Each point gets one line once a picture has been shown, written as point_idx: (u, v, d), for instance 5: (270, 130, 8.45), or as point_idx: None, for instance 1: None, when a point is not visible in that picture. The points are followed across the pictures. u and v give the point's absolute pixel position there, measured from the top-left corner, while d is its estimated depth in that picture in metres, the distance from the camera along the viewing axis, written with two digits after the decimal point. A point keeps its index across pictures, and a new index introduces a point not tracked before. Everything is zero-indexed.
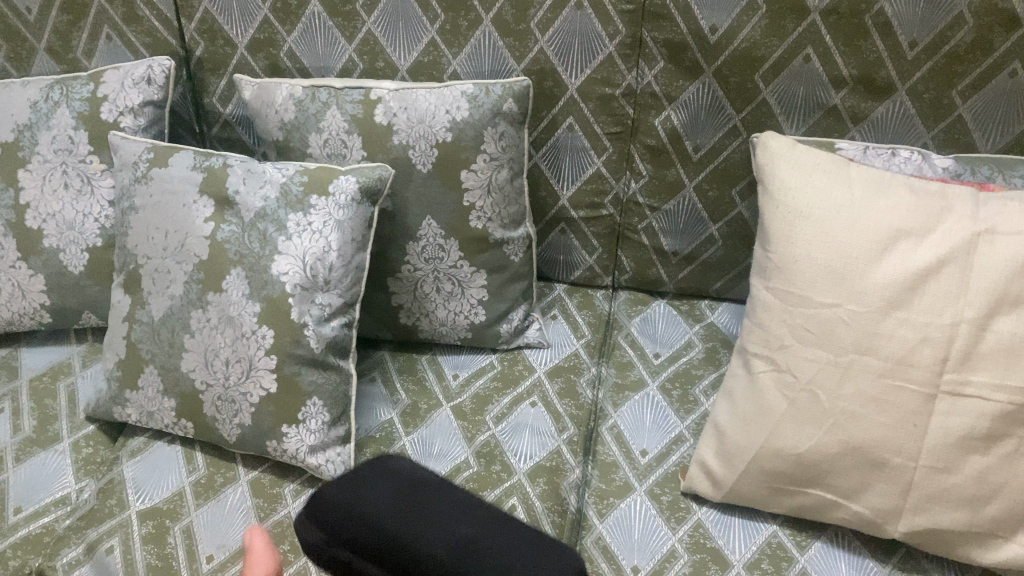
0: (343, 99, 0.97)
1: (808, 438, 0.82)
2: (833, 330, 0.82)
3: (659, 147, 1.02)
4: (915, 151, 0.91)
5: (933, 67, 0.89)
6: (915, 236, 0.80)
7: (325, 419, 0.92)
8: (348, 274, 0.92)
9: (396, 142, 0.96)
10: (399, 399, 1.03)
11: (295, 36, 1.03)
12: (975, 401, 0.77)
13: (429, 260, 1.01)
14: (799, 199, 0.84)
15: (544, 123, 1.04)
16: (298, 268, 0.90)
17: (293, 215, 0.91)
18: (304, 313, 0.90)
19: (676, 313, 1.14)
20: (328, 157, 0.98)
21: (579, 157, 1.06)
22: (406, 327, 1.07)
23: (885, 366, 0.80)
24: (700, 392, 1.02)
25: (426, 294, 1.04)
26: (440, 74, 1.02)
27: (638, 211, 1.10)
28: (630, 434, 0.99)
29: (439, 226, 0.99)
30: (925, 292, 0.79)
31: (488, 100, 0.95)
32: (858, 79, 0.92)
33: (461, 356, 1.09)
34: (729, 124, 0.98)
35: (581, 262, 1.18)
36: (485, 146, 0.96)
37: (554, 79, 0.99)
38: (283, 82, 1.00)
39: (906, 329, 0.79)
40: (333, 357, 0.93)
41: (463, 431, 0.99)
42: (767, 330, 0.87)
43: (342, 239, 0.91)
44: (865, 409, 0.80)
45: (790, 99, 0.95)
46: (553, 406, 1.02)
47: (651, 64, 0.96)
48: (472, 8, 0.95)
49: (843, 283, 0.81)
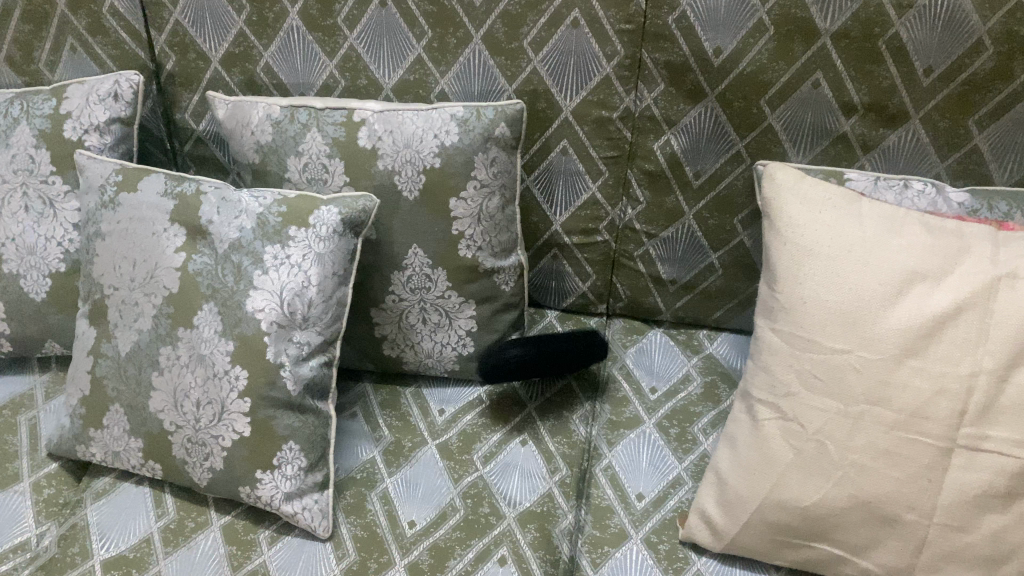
0: (324, 121, 0.91)
1: (815, 490, 0.78)
2: (843, 378, 0.77)
3: (658, 172, 0.97)
4: (928, 183, 0.86)
5: (950, 94, 0.84)
6: (931, 279, 0.75)
7: (302, 464, 0.87)
8: (328, 310, 0.87)
9: (381, 167, 0.90)
10: (382, 435, 0.98)
11: (272, 51, 0.96)
12: (994, 457, 0.73)
13: (414, 290, 0.96)
14: (808, 237, 0.79)
15: (537, 146, 0.98)
16: (275, 305, 0.84)
17: (270, 247, 0.85)
18: (280, 352, 0.85)
19: (673, 343, 1.10)
20: (308, 182, 0.92)
21: (574, 181, 1.01)
22: (389, 359, 1.02)
23: (898, 418, 0.75)
24: (698, 430, 0.98)
25: (412, 326, 0.98)
26: (426, 92, 0.96)
27: (635, 238, 1.04)
28: (626, 475, 0.94)
29: (425, 255, 0.93)
30: (942, 340, 0.74)
31: (479, 125, 0.89)
32: (869, 106, 0.86)
33: (447, 390, 1.05)
34: (733, 150, 0.93)
35: (574, 288, 1.13)
36: (476, 173, 0.90)
37: (548, 101, 0.94)
38: (259, 101, 0.94)
39: (921, 379, 0.74)
40: (310, 398, 0.88)
41: (451, 471, 0.94)
42: (772, 374, 0.82)
43: (322, 274, 0.85)
44: (877, 462, 0.76)
45: (797, 126, 0.90)
46: (543, 445, 0.98)
47: (650, 87, 0.90)
48: (461, 24, 0.90)
49: (854, 329, 0.76)
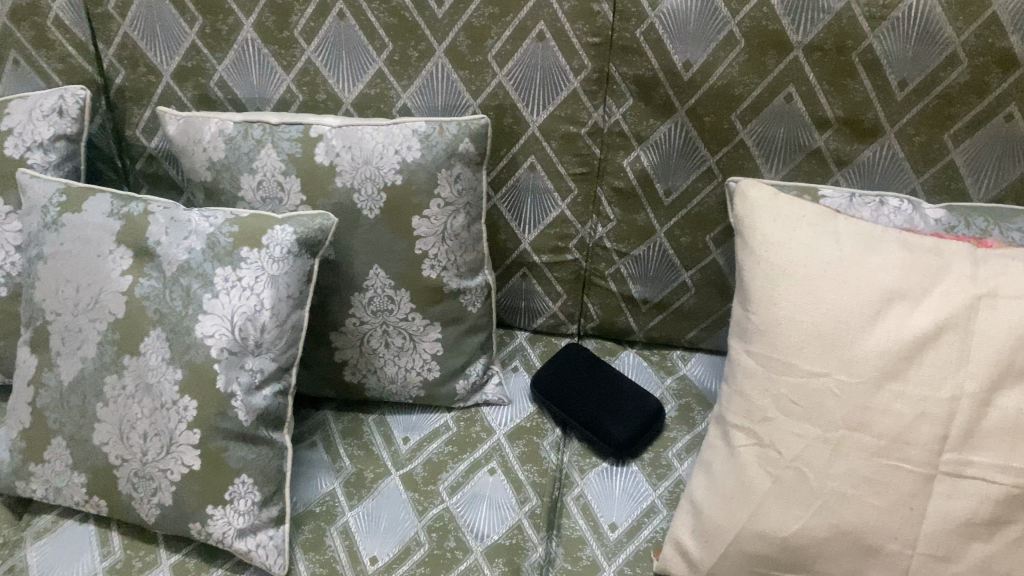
0: (279, 137, 0.87)
1: (794, 520, 0.74)
2: (821, 402, 0.74)
3: (628, 189, 0.94)
4: (904, 200, 0.84)
5: (925, 108, 0.82)
6: (910, 298, 0.73)
7: (256, 498, 0.82)
8: (282, 335, 0.83)
9: (339, 184, 0.86)
10: (343, 466, 0.94)
11: (226, 65, 0.92)
12: (978, 484, 0.70)
13: (376, 312, 0.91)
14: (783, 255, 0.77)
15: (504, 162, 0.95)
16: (226, 330, 0.81)
17: (221, 269, 0.82)
18: (230, 380, 0.81)
19: (646, 364, 1.07)
20: (263, 201, 0.87)
21: (542, 199, 0.97)
22: (351, 385, 0.97)
23: (879, 444, 0.72)
24: (673, 456, 0.95)
25: (374, 349, 0.94)
26: (388, 107, 0.92)
27: (605, 256, 1.01)
28: (598, 505, 0.90)
29: (387, 276, 0.89)
30: (923, 361, 0.71)
31: (441, 140, 0.85)
32: (844, 120, 0.84)
33: (412, 417, 1.01)
34: (705, 166, 0.90)
35: (545, 308, 1.09)
36: (439, 190, 0.87)
37: (514, 116, 0.90)
38: (212, 117, 0.90)
39: (902, 403, 0.71)
40: (263, 428, 0.83)
41: (415, 503, 0.90)
42: (748, 398, 0.79)
43: (276, 297, 0.81)
44: (858, 490, 0.73)
45: (769, 141, 0.87)
46: (512, 473, 0.94)
47: (619, 102, 0.88)
48: (423, 37, 0.86)
49: (832, 351, 0.74)
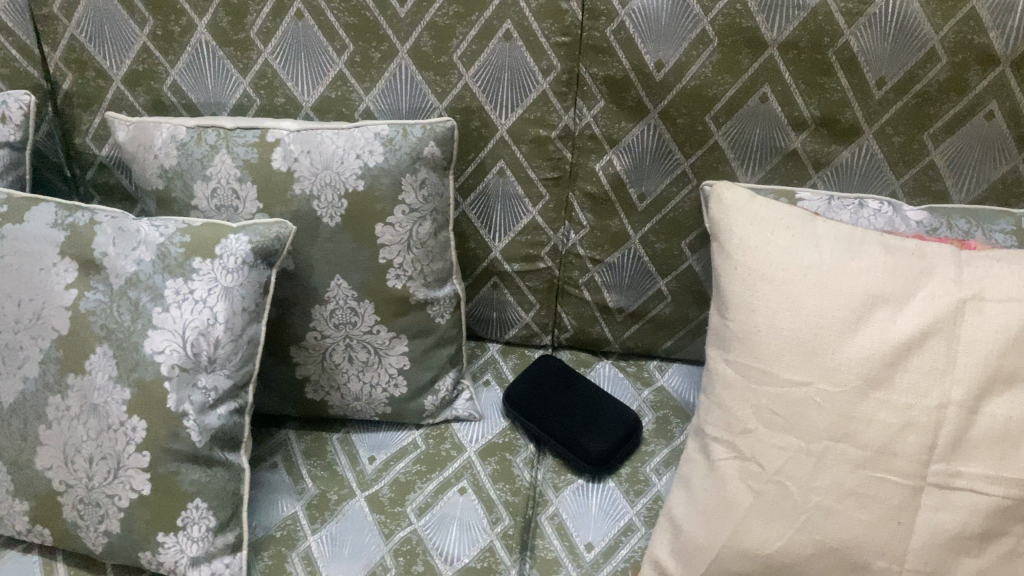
0: (234, 142, 0.83)
1: (777, 536, 0.71)
2: (803, 412, 0.71)
3: (601, 195, 0.91)
4: (884, 202, 0.82)
5: (904, 108, 0.79)
6: (893, 303, 0.70)
7: (210, 524, 0.78)
8: (238, 351, 0.78)
9: (298, 191, 0.82)
10: (305, 488, 0.90)
11: (179, 68, 0.88)
12: (967, 496, 0.67)
13: (339, 325, 0.87)
14: (761, 260, 0.73)
15: (472, 167, 0.91)
16: (177, 345, 0.76)
17: (172, 282, 0.77)
18: (182, 399, 0.76)
19: (622, 376, 1.04)
20: (217, 209, 0.83)
21: (512, 206, 0.94)
22: (314, 402, 0.93)
23: (864, 455, 0.69)
24: (651, 471, 0.92)
25: (337, 364, 0.90)
26: (350, 111, 0.89)
27: (579, 264, 0.98)
28: (573, 524, 0.86)
29: (350, 287, 0.85)
30: (908, 368, 0.68)
31: (405, 144, 0.82)
32: (821, 120, 0.81)
33: (379, 435, 0.96)
34: (679, 170, 0.87)
35: (517, 320, 1.05)
36: (404, 197, 0.83)
37: (481, 119, 0.87)
38: (164, 122, 0.85)
39: (887, 412, 0.68)
40: (218, 449, 0.79)
41: (381, 526, 0.86)
42: (727, 410, 0.75)
43: (230, 309, 0.77)
44: (843, 504, 0.69)
45: (745, 142, 0.84)
46: (484, 493, 0.90)
47: (590, 103, 0.84)
48: (385, 37, 0.82)
49: (814, 359, 0.70)
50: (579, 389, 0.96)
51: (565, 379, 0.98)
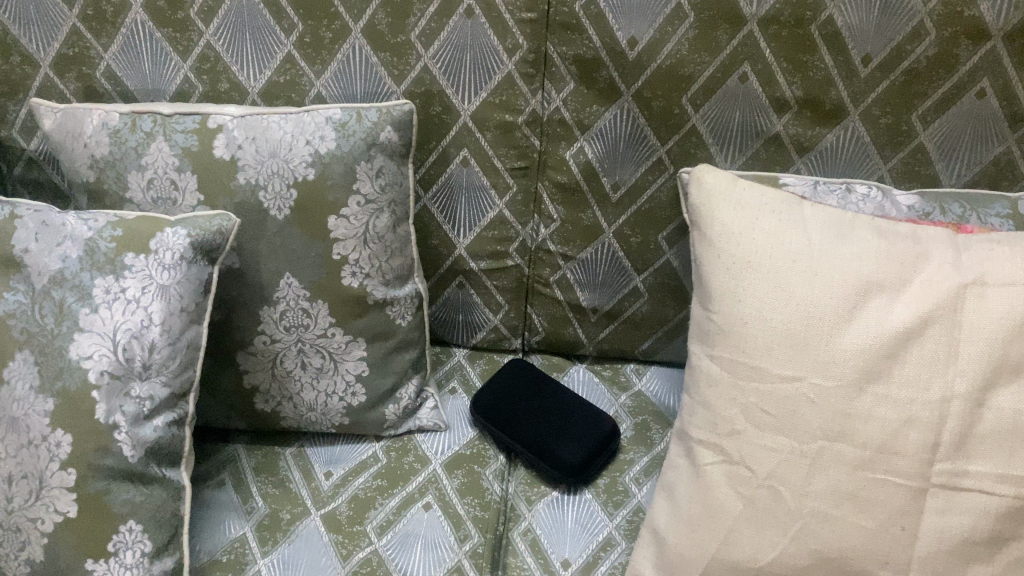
0: (172, 128, 0.76)
1: (770, 547, 0.65)
2: (795, 410, 0.65)
3: (572, 185, 0.85)
4: (872, 186, 0.77)
5: (890, 86, 0.75)
6: (889, 290, 0.64)
7: (146, 548, 0.70)
8: (176, 356, 0.71)
9: (242, 181, 0.75)
10: (254, 507, 0.82)
11: (112, 51, 0.81)
12: (975, 497, 0.62)
13: (290, 328, 0.80)
14: (745, 246, 0.67)
15: (433, 157, 0.85)
16: (107, 350, 0.69)
17: (101, 280, 0.70)
18: (113, 410, 0.69)
19: (597, 380, 0.98)
20: (154, 202, 0.76)
21: (477, 198, 0.88)
22: (265, 414, 0.86)
23: (863, 455, 0.63)
24: (630, 480, 0.86)
25: (288, 372, 0.83)
26: (300, 97, 0.82)
27: (550, 261, 0.92)
28: (548, 540, 0.80)
29: (301, 285, 0.78)
30: (907, 359, 0.63)
31: (359, 129, 0.75)
32: (804, 101, 0.77)
33: (335, 448, 0.89)
34: (654, 157, 0.82)
35: (484, 322, 0.99)
36: (359, 186, 0.76)
37: (442, 104, 0.81)
38: (95, 108, 0.78)
39: (886, 408, 0.63)
40: (154, 465, 0.72)
41: (339, 547, 0.78)
42: (712, 409, 0.69)
43: (167, 310, 0.70)
44: (840, 510, 0.64)
45: (724, 125, 0.79)
46: (451, 509, 0.83)
47: (559, 86, 0.78)
48: (336, 15, 0.76)
49: (805, 352, 0.65)
50: (551, 392, 0.90)
51: (536, 382, 0.92)
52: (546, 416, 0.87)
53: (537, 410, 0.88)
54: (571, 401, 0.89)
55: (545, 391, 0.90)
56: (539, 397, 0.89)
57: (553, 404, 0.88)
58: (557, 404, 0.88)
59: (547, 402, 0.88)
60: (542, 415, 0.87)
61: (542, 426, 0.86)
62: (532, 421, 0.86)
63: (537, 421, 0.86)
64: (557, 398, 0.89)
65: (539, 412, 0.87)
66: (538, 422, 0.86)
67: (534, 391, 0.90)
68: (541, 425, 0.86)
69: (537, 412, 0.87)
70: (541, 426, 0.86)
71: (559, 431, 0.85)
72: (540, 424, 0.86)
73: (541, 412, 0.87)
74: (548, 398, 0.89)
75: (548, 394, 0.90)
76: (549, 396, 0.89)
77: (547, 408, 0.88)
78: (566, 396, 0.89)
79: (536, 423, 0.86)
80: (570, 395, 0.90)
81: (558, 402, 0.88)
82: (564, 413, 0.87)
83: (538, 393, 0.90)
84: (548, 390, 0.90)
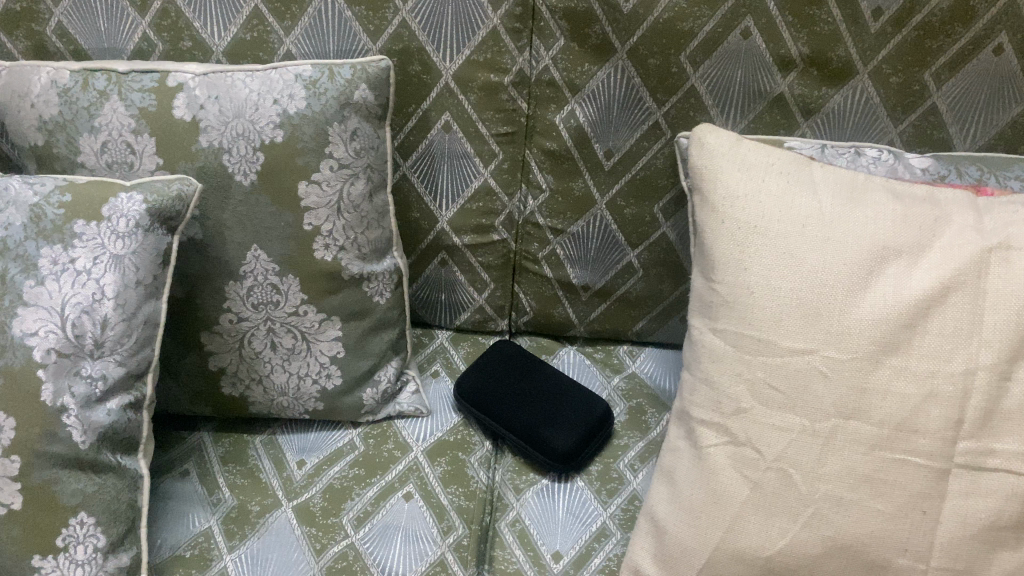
0: (127, 87, 0.70)
1: (778, 534, 0.60)
2: (806, 387, 0.59)
3: (562, 152, 0.79)
4: (883, 150, 0.72)
5: (903, 42, 0.69)
6: (905, 256, 0.58)
7: (99, 543, 0.65)
8: (131, 333, 0.65)
9: (204, 144, 0.69)
10: (221, 499, 0.76)
11: (64, 6, 0.75)
12: (1003, 479, 0.56)
13: (258, 306, 0.74)
14: (750, 210, 0.62)
15: (413, 122, 0.79)
16: (54, 326, 0.62)
17: (48, 250, 0.63)
18: (61, 391, 0.62)
19: (589, 362, 0.93)
20: (108, 167, 0.70)
21: (460, 167, 0.82)
22: (233, 398, 0.80)
23: (881, 434, 0.58)
24: (625, 466, 0.80)
25: (257, 353, 0.77)
26: (268, 56, 0.76)
27: (538, 235, 0.87)
28: (538, 531, 0.75)
29: (270, 258, 0.73)
30: (927, 330, 0.57)
31: (332, 87, 0.69)
32: (810, 59, 0.71)
33: (309, 436, 0.83)
34: (650, 121, 0.76)
35: (469, 302, 0.94)
36: (332, 149, 0.70)
37: (422, 63, 0.75)
38: (43, 65, 0.72)
39: (904, 383, 0.57)
40: (107, 452, 0.66)
41: (312, 541, 0.73)
42: (714, 386, 0.63)
43: (121, 282, 0.64)
44: (857, 493, 0.58)
45: (724, 86, 0.74)
46: (433, 498, 0.77)
47: (548, 43, 0.73)
48: None
49: (817, 323, 0.59)
50: (541, 374, 0.84)
51: (524, 363, 0.86)
52: (535, 399, 0.81)
53: (525, 392, 0.82)
54: (562, 383, 0.83)
55: (534, 372, 0.85)
56: (528, 378, 0.84)
57: (543, 386, 0.83)
58: (547, 386, 0.83)
59: (537, 385, 0.83)
60: (531, 397, 0.81)
61: (530, 409, 0.80)
62: (519, 404, 0.81)
63: (524, 404, 0.81)
64: (547, 380, 0.84)
65: (527, 395, 0.82)
66: (527, 406, 0.81)
67: (523, 373, 0.85)
68: (530, 408, 0.80)
69: (525, 394, 0.82)
70: (529, 410, 0.80)
71: (549, 415, 0.79)
72: (529, 408, 0.80)
73: (530, 394, 0.82)
74: (538, 380, 0.84)
75: (537, 376, 0.84)
76: (539, 378, 0.84)
77: (536, 390, 0.82)
78: (556, 378, 0.84)
79: (524, 407, 0.80)
80: (560, 377, 0.84)
81: (548, 385, 0.83)
82: (555, 396, 0.82)
83: (527, 374, 0.85)
84: (538, 372, 0.85)
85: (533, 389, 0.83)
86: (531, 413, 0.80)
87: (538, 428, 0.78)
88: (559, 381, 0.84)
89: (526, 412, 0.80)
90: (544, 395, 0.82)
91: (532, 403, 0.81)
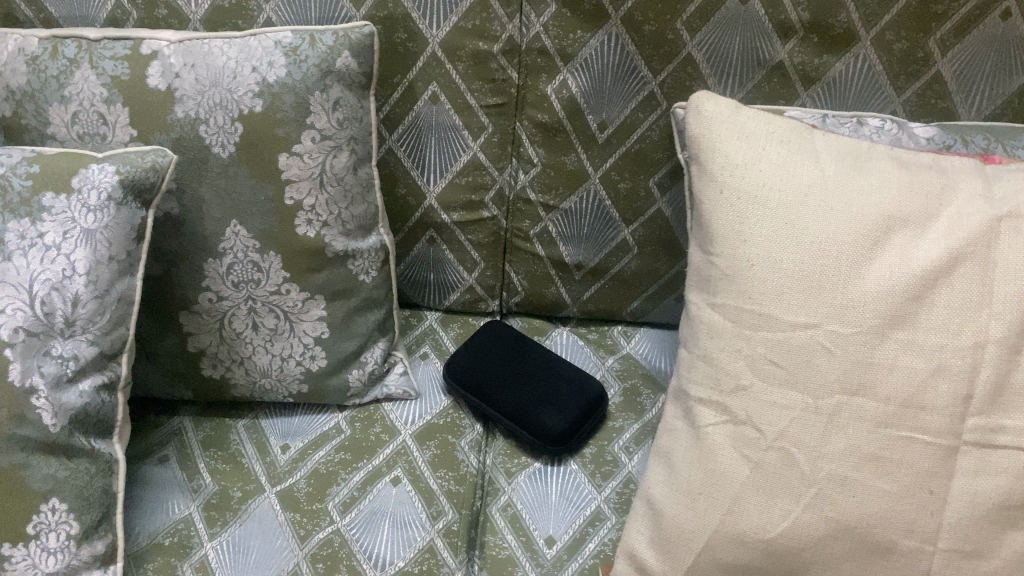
0: (99, 54, 0.67)
1: (780, 516, 0.57)
2: (809, 362, 0.56)
3: (554, 124, 0.77)
4: (886, 119, 0.70)
5: (907, 7, 0.67)
6: (912, 225, 0.55)
7: (72, 531, 0.62)
8: (104, 311, 0.62)
9: (181, 115, 0.66)
10: (201, 484, 0.74)
11: None
12: (1013, 457, 0.53)
13: (239, 284, 0.72)
14: (751, 178, 0.58)
15: (399, 93, 0.76)
16: (22, 304, 0.59)
17: (14, 224, 0.60)
18: (29, 371, 0.59)
19: (582, 343, 0.91)
20: (80, 139, 0.67)
21: (448, 140, 0.79)
22: (215, 381, 0.77)
23: (887, 410, 0.54)
24: (620, 448, 0.78)
25: (238, 333, 0.74)
26: (248, 24, 0.73)
27: (530, 212, 0.84)
28: (530, 516, 0.72)
29: (250, 234, 0.70)
30: (935, 303, 0.54)
31: (313, 54, 0.66)
32: (811, 25, 0.69)
33: (294, 420, 0.81)
34: (644, 91, 0.74)
35: (458, 282, 0.91)
36: (313, 120, 0.68)
37: (407, 31, 0.72)
38: (10, 32, 0.68)
39: (911, 357, 0.54)
40: (79, 435, 0.63)
41: (296, 527, 0.70)
42: (712, 362, 0.60)
43: (93, 258, 0.61)
44: (862, 473, 0.55)
45: (722, 54, 0.71)
46: (422, 483, 0.75)
47: (539, 8, 0.70)
48: None
49: (821, 296, 0.56)
50: (533, 355, 0.82)
51: (516, 344, 0.83)
52: (527, 380, 0.79)
53: (517, 373, 0.79)
54: (553, 364, 0.81)
55: (525, 353, 0.82)
56: (519, 359, 0.81)
57: (534, 367, 0.80)
58: (539, 368, 0.80)
59: (528, 366, 0.80)
60: (523, 379, 0.79)
61: (522, 392, 0.77)
62: (511, 386, 0.78)
63: (516, 386, 0.78)
64: (539, 361, 0.81)
65: (519, 376, 0.79)
66: (518, 388, 0.78)
67: (514, 353, 0.82)
68: (522, 389, 0.78)
69: (517, 375, 0.79)
70: (521, 392, 0.77)
71: (541, 397, 0.77)
72: (521, 390, 0.78)
73: (522, 376, 0.79)
74: (530, 361, 0.81)
75: (529, 356, 0.82)
76: (531, 359, 0.81)
77: (528, 372, 0.79)
78: (547, 359, 0.81)
79: (516, 389, 0.78)
80: (553, 357, 0.82)
81: (539, 366, 0.80)
82: (547, 378, 0.79)
83: (518, 355, 0.82)
84: (530, 352, 0.82)
85: (525, 371, 0.80)
86: (523, 395, 0.77)
87: (530, 411, 0.76)
88: (551, 362, 0.81)
89: (517, 394, 0.77)
90: (536, 376, 0.79)
91: (524, 384, 0.78)
